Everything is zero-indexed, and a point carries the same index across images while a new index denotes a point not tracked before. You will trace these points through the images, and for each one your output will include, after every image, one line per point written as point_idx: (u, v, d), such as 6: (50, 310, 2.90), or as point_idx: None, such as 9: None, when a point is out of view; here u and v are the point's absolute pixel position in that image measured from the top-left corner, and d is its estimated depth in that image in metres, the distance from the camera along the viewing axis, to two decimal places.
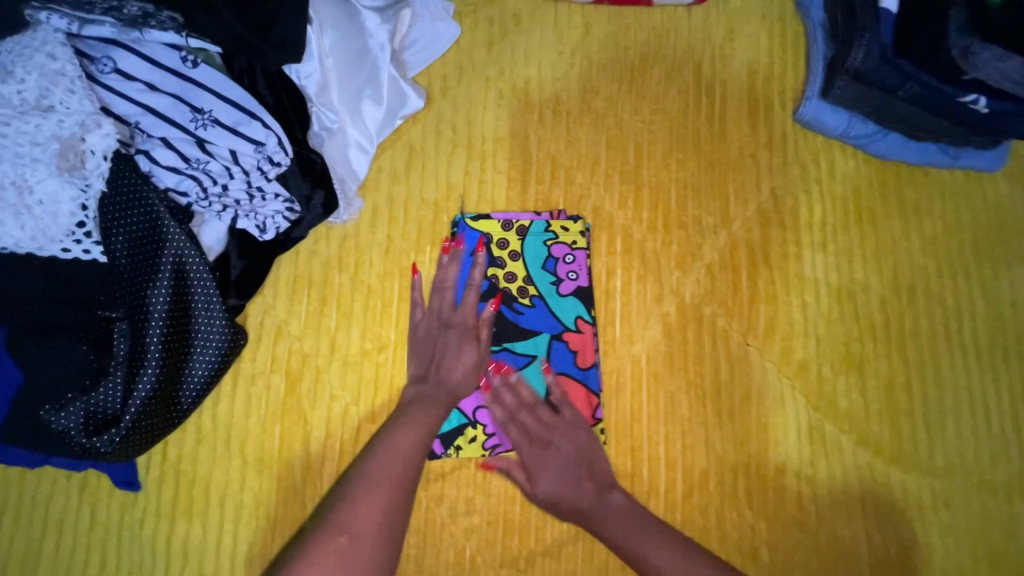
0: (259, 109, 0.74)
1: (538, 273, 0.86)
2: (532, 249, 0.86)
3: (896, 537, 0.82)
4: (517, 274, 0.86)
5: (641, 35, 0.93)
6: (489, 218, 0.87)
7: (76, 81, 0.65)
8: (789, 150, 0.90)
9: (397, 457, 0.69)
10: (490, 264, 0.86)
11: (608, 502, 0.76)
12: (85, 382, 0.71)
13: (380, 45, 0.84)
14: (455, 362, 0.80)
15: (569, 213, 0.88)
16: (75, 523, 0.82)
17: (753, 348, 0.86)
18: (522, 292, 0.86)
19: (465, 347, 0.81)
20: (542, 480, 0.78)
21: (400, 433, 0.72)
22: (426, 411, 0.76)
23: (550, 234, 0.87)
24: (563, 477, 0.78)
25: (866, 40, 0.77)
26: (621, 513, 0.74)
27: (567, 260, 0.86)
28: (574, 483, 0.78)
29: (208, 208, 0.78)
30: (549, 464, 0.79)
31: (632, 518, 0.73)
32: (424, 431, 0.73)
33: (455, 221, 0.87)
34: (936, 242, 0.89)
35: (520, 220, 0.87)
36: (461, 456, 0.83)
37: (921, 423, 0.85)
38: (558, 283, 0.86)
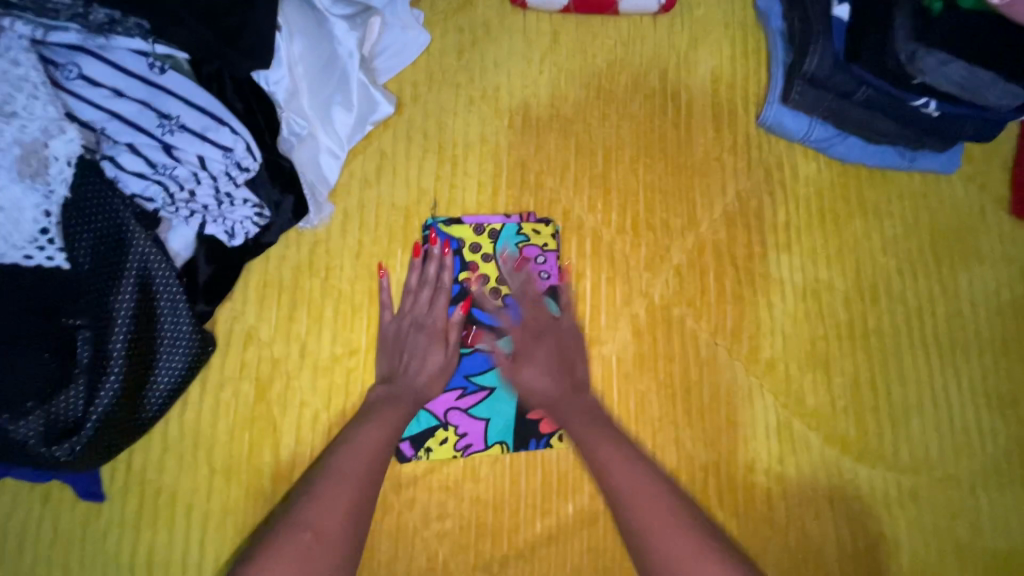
0: (227, 114, 0.74)
1: (511, 274, 0.87)
2: (504, 251, 0.87)
3: (864, 532, 0.83)
4: (490, 276, 0.87)
5: (608, 43, 0.96)
6: (461, 222, 0.88)
7: (40, 88, 0.64)
8: (753, 154, 0.93)
9: (363, 458, 0.73)
10: (462, 267, 0.87)
11: (578, 402, 0.80)
12: (45, 390, 0.69)
13: (349, 52, 0.85)
14: (422, 364, 0.82)
15: (540, 216, 0.89)
16: (36, 537, 0.80)
17: (721, 347, 0.87)
18: (495, 293, 0.87)
19: (432, 350, 0.82)
20: (523, 367, 0.83)
21: (365, 434, 0.75)
22: (390, 410, 0.78)
23: (522, 236, 0.88)
24: (545, 366, 0.82)
25: (820, 46, 0.81)
26: (588, 414, 0.79)
27: (539, 261, 0.87)
28: (553, 373, 0.82)
29: (176, 213, 0.77)
30: (536, 353, 0.83)
31: (596, 423, 0.78)
32: (390, 430, 0.76)
33: (427, 225, 0.88)
34: (896, 242, 0.92)
35: (491, 224, 0.88)
36: (432, 458, 0.83)
37: (885, 419, 0.86)
38: (531, 283, 0.87)
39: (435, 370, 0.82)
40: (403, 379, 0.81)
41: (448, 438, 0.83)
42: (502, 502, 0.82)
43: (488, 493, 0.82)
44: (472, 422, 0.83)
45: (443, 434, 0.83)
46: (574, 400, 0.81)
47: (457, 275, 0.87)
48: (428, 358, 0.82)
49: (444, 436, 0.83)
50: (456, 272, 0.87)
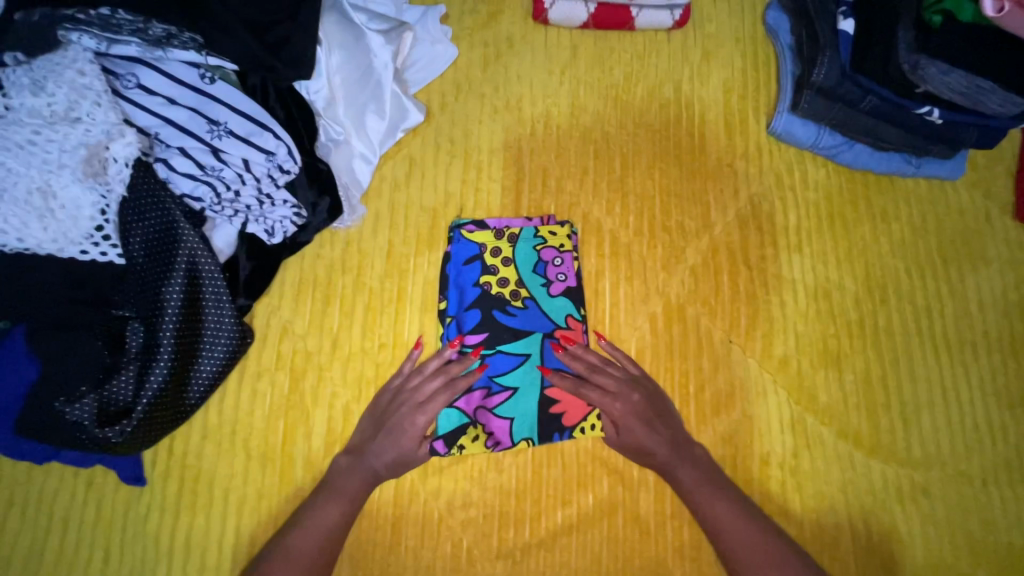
0: (270, 121, 0.80)
1: (529, 277, 0.91)
2: (522, 254, 0.91)
3: (878, 524, 0.85)
4: (509, 279, 0.91)
5: (625, 56, 1.01)
6: (484, 227, 0.92)
7: (102, 95, 0.70)
8: (764, 160, 0.97)
9: (320, 533, 0.78)
10: (483, 271, 0.91)
11: (688, 459, 0.82)
12: (98, 376, 0.74)
13: (384, 64, 0.91)
14: (384, 448, 0.83)
15: (558, 218, 0.94)
16: (79, 520, 0.83)
17: (736, 345, 0.90)
18: (515, 296, 0.90)
19: (402, 431, 0.83)
20: (631, 430, 0.83)
21: (321, 509, 0.79)
22: (348, 484, 0.81)
23: (539, 239, 0.91)
24: (644, 423, 0.83)
25: (828, 57, 0.85)
26: (699, 469, 0.82)
27: (555, 263, 0.91)
28: (655, 431, 0.83)
29: (220, 212, 0.82)
30: (635, 414, 0.83)
31: (707, 478, 0.81)
32: (345, 504, 0.80)
33: (451, 231, 0.92)
34: (904, 244, 0.95)
35: (510, 228, 0.92)
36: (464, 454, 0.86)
37: (898, 415, 0.89)
38: (549, 285, 0.90)
39: (394, 455, 0.82)
40: (365, 454, 0.83)
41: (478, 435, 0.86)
42: (524, 492, 0.85)
43: (511, 484, 0.85)
44: (497, 421, 0.86)
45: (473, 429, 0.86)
46: (682, 455, 0.82)
47: (480, 279, 0.90)
48: (390, 444, 0.83)
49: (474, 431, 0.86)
50: (478, 277, 0.90)
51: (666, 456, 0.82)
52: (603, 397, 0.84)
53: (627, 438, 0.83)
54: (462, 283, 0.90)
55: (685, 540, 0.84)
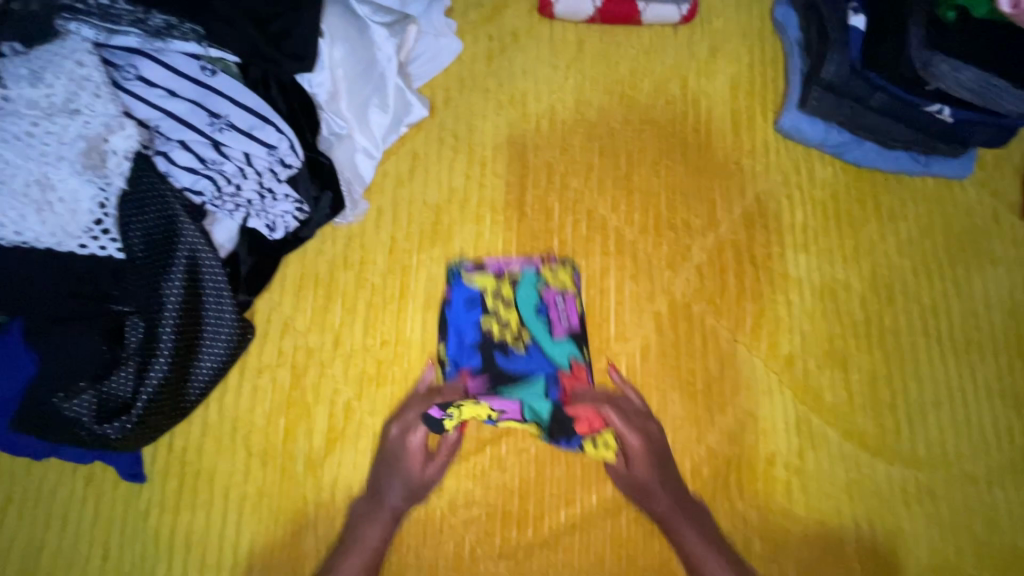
0: (272, 115, 0.79)
1: (531, 318, 0.89)
2: (524, 296, 0.90)
3: (883, 526, 0.84)
4: (511, 321, 0.89)
5: (631, 51, 1.00)
6: (484, 270, 0.91)
7: (101, 87, 0.69)
8: (771, 157, 0.96)
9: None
10: (484, 315, 0.89)
11: (687, 506, 0.84)
12: (97, 371, 0.73)
13: (388, 57, 0.89)
14: (393, 484, 0.84)
15: (559, 258, 0.92)
16: (78, 517, 0.83)
17: (741, 344, 0.89)
18: (517, 339, 0.88)
19: (409, 464, 0.84)
20: (636, 466, 0.84)
21: (348, 561, 0.80)
22: (369, 532, 0.82)
23: (541, 280, 0.90)
24: (652, 463, 0.84)
25: (837, 54, 0.84)
26: (696, 518, 0.83)
27: (557, 305, 0.89)
28: (662, 477, 0.84)
29: (221, 207, 0.81)
30: (647, 452, 0.84)
31: (704, 530, 0.82)
32: (369, 550, 0.81)
33: (450, 272, 0.91)
34: (911, 244, 0.95)
35: (511, 269, 0.91)
36: (462, 415, 0.82)
37: (903, 416, 0.88)
38: (551, 326, 0.89)
39: (408, 492, 0.83)
40: (382, 497, 0.83)
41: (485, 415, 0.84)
42: (527, 491, 0.84)
43: (514, 483, 0.85)
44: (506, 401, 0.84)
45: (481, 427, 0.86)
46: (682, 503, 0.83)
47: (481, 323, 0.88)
48: (403, 481, 0.84)
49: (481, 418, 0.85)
50: (479, 320, 0.89)
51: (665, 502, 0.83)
52: (623, 429, 0.84)
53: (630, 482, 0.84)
54: (463, 327, 0.89)
55: None
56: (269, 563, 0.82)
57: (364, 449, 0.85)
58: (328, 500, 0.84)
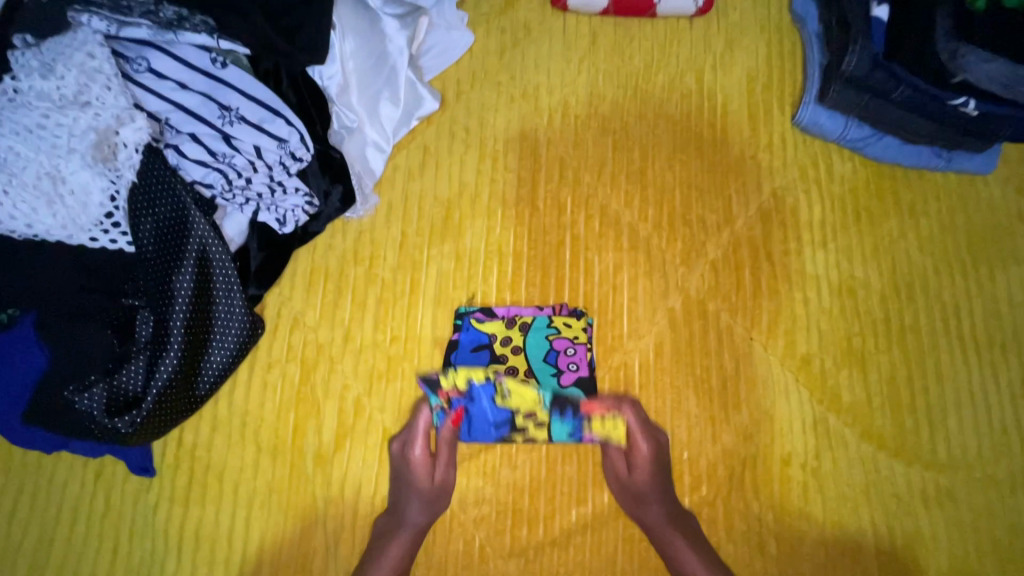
0: (283, 107, 0.78)
1: (539, 367, 0.85)
2: (533, 344, 0.86)
3: (902, 529, 0.83)
4: (518, 368, 0.85)
5: (645, 44, 0.98)
6: (494, 315, 0.87)
7: (112, 79, 0.68)
8: (788, 152, 0.94)
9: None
10: (491, 360, 0.85)
11: (696, 539, 0.79)
12: (109, 364, 0.73)
13: (399, 50, 0.88)
14: (409, 499, 0.81)
15: (570, 307, 0.88)
16: (88, 510, 0.83)
17: (757, 342, 0.88)
18: (523, 388, 0.84)
19: (418, 477, 0.82)
20: (638, 476, 0.81)
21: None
22: (390, 550, 0.79)
23: (552, 328, 0.86)
24: (656, 475, 0.81)
25: (860, 45, 0.82)
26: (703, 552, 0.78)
27: (567, 353, 0.85)
28: (661, 487, 0.81)
29: (232, 200, 0.80)
30: (650, 460, 0.82)
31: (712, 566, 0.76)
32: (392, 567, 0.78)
33: (460, 317, 0.87)
34: (932, 241, 0.92)
35: (521, 316, 0.87)
36: (454, 375, 0.82)
37: (923, 417, 0.86)
38: (560, 374, 0.85)
39: (426, 507, 0.81)
40: (402, 512, 0.81)
41: (484, 383, 0.82)
42: (538, 489, 0.83)
43: (525, 481, 0.84)
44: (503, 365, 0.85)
45: (487, 437, 0.84)
46: (691, 535, 0.79)
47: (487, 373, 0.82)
48: (417, 497, 0.81)
49: (482, 405, 0.83)
50: (485, 367, 0.85)
51: (671, 529, 0.79)
52: (636, 431, 0.82)
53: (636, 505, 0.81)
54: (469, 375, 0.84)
55: None
56: (279, 559, 0.82)
57: (374, 445, 0.85)
58: (338, 496, 0.84)
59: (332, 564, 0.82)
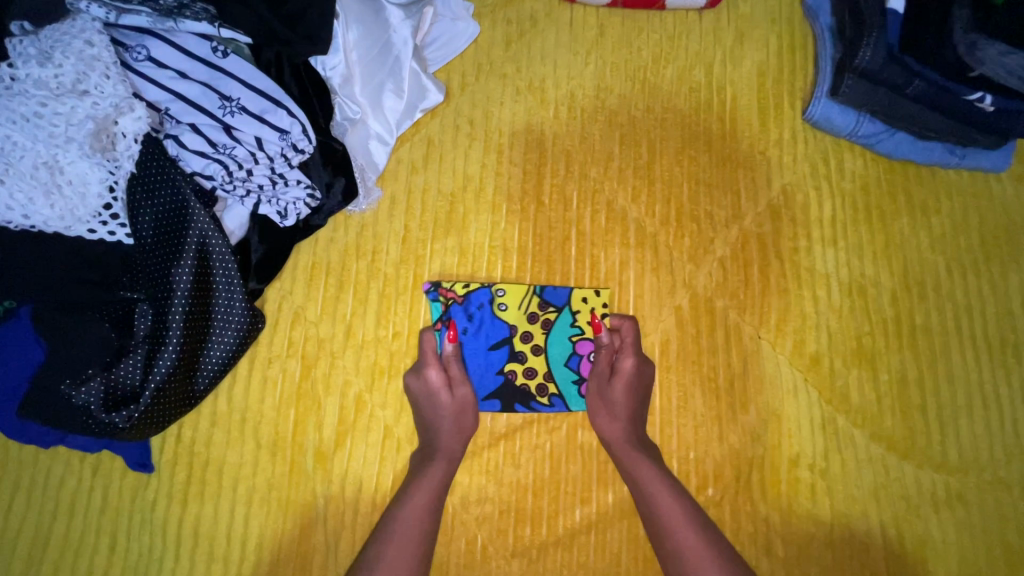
0: (285, 98, 0.76)
1: (560, 369, 0.85)
2: (556, 344, 0.86)
3: (911, 532, 0.81)
4: (534, 334, 0.86)
5: (653, 37, 0.97)
6: (519, 282, 0.87)
7: (111, 67, 0.67)
8: (799, 148, 0.92)
9: (417, 524, 0.75)
10: (509, 358, 0.86)
11: (680, 496, 0.76)
12: (106, 358, 0.72)
13: (403, 40, 0.87)
14: (438, 423, 0.81)
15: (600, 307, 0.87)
16: (86, 506, 0.82)
17: (765, 341, 0.86)
18: (541, 390, 0.85)
19: (438, 393, 0.81)
20: (615, 391, 0.81)
21: (412, 503, 0.76)
22: (428, 473, 0.78)
23: (577, 329, 0.86)
24: (635, 392, 0.81)
25: (874, 37, 0.81)
26: (686, 511, 0.75)
27: (590, 358, 0.85)
28: (636, 407, 0.81)
29: (232, 192, 0.79)
30: (631, 377, 0.81)
31: (693, 521, 0.74)
32: (434, 489, 0.77)
33: (478, 285, 0.86)
34: (944, 239, 0.91)
35: (547, 313, 0.86)
36: (454, 284, 0.86)
37: (934, 418, 0.85)
38: (581, 382, 0.85)
39: (454, 418, 0.81)
40: (437, 431, 0.80)
41: (480, 289, 0.86)
42: (542, 488, 0.82)
43: (529, 480, 0.82)
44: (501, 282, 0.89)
45: (495, 383, 0.85)
46: (676, 492, 0.76)
47: (505, 366, 0.85)
48: (445, 413, 0.81)
49: (479, 320, 0.86)
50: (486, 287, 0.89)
51: (657, 484, 0.76)
52: (624, 349, 0.83)
53: (618, 453, 0.79)
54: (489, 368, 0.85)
55: None
56: (279, 557, 0.81)
57: (375, 442, 0.84)
58: (339, 493, 0.82)
59: (332, 561, 0.81)
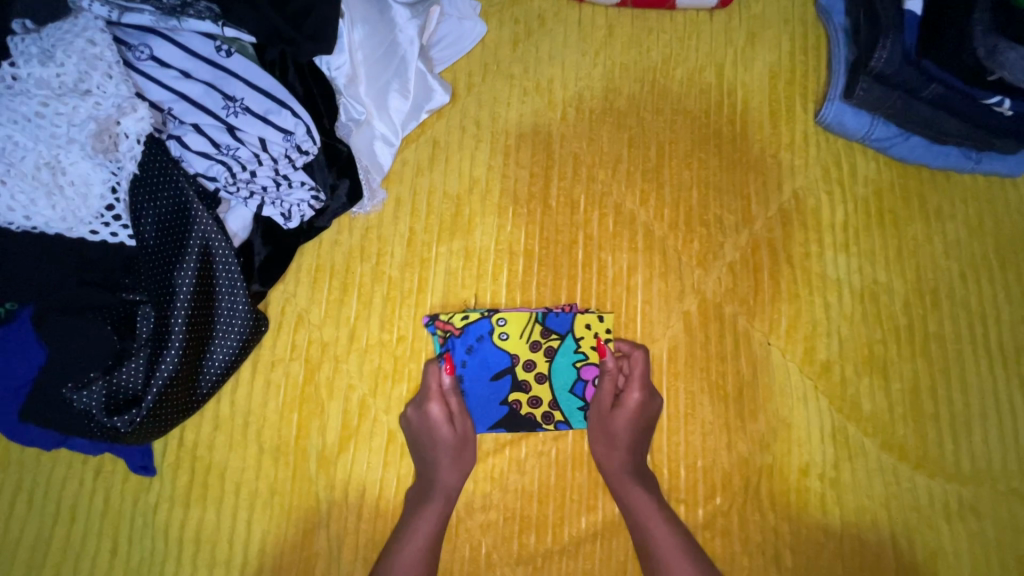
0: (289, 98, 0.75)
1: (566, 396, 0.82)
2: (560, 370, 0.82)
3: (922, 542, 0.80)
4: (537, 363, 0.82)
5: (663, 37, 0.95)
6: (520, 311, 0.83)
7: (113, 66, 0.66)
8: (811, 151, 0.91)
9: (413, 568, 0.74)
10: (512, 388, 0.82)
11: (677, 528, 0.76)
12: (108, 361, 0.71)
13: (410, 40, 0.85)
14: (437, 454, 0.79)
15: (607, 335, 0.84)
16: (87, 509, 0.81)
17: (775, 348, 0.85)
18: (547, 418, 0.82)
19: (439, 428, 0.79)
20: (617, 421, 0.80)
21: (407, 546, 0.76)
22: (425, 514, 0.77)
23: (581, 354, 0.83)
24: (637, 426, 0.80)
25: (891, 39, 0.78)
26: (682, 545, 0.75)
27: (596, 383, 0.83)
28: (636, 436, 0.80)
29: (236, 193, 0.77)
30: (632, 411, 0.80)
31: (688, 556, 0.74)
32: (432, 529, 0.77)
33: (477, 316, 0.82)
34: (958, 245, 0.89)
35: (549, 340, 0.82)
36: (452, 317, 0.82)
37: (947, 427, 0.83)
38: (587, 408, 0.82)
39: (453, 454, 0.80)
40: (437, 469, 0.79)
41: (479, 320, 0.82)
42: (548, 495, 0.81)
43: (534, 487, 0.81)
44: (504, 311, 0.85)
45: (498, 413, 0.82)
46: (673, 523, 0.76)
47: (508, 397, 0.82)
48: (443, 450, 0.79)
49: (479, 351, 0.82)
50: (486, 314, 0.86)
51: (654, 514, 0.76)
52: (632, 382, 0.81)
53: (616, 481, 0.78)
54: (490, 399, 0.82)
55: (717, 553, 0.79)
56: (281, 562, 0.80)
57: (379, 447, 0.83)
58: (341, 499, 0.81)
59: (334, 567, 0.80)
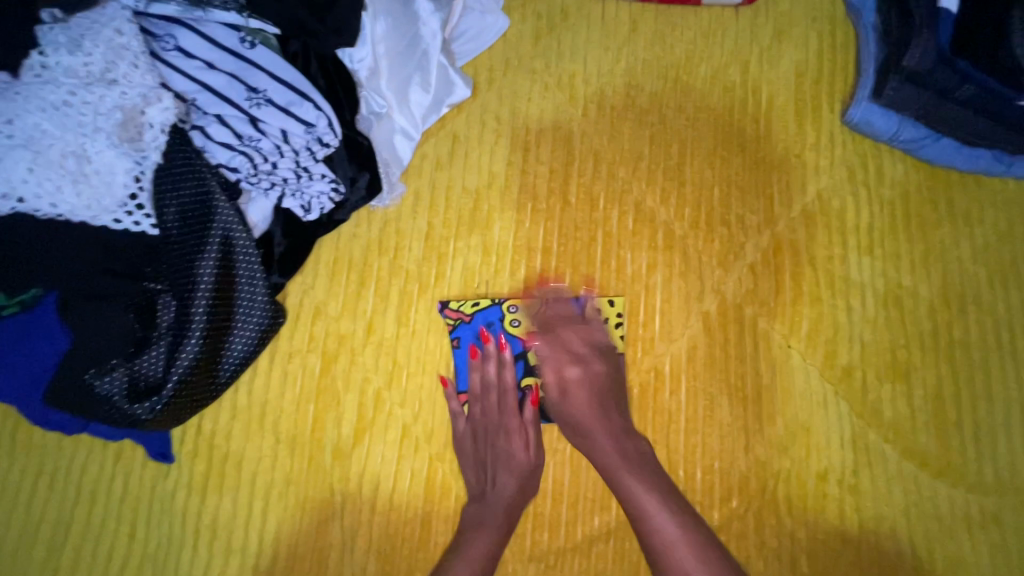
0: (311, 90, 0.75)
1: None
2: None
3: (942, 553, 0.79)
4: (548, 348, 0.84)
5: (687, 34, 0.94)
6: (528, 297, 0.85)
7: (140, 56, 0.67)
8: (836, 151, 0.89)
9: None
10: (526, 372, 0.84)
11: (683, 521, 0.69)
12: (129, 350, 0.71)
13: (433, 33, 0.84)
14: (508, 475, 0.78)
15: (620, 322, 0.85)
16: (107, 494, 0.82)
17: (795, 351, 0.84)
18: None
19: (513, 452, 0.79)
20: (576, 396, 0.79)
21: None
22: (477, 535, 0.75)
23: None
24: (597, 399, 0.79)
25: (924, 39, 0.77)
26: (692, 524, 0.69)
27: None
28: (598, 405, 0.78)
29: (257, 185, 0.78)
30: (585, 387, 0.79)
31: (677, 516, 0.70)
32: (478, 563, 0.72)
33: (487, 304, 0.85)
34: (987, 250, 0.87)
35: None
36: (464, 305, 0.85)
37: (970, 436, 0.82)
38: None
39: (521, 479, 0.79)
40: (489, 498, 0.78)
41: (489, 309, 0.85)
42: (561, 494, 0.81)
43: (548, 484, 0.81)
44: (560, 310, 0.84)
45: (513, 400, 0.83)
46: (684, 523, 0.69)
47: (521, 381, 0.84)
48: (514, 472, 0.79)
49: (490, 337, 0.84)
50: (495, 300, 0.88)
51: (620, 466, 0.74)
52: (581, 352, 0.81)
53: (606, 470, 0.75)
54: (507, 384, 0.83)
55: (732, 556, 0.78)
56: (295, 552, 0.81)
57: (394, 441, 0.83)
58: (356, 491, 0.82)
59: (348, 559, 0.80)
